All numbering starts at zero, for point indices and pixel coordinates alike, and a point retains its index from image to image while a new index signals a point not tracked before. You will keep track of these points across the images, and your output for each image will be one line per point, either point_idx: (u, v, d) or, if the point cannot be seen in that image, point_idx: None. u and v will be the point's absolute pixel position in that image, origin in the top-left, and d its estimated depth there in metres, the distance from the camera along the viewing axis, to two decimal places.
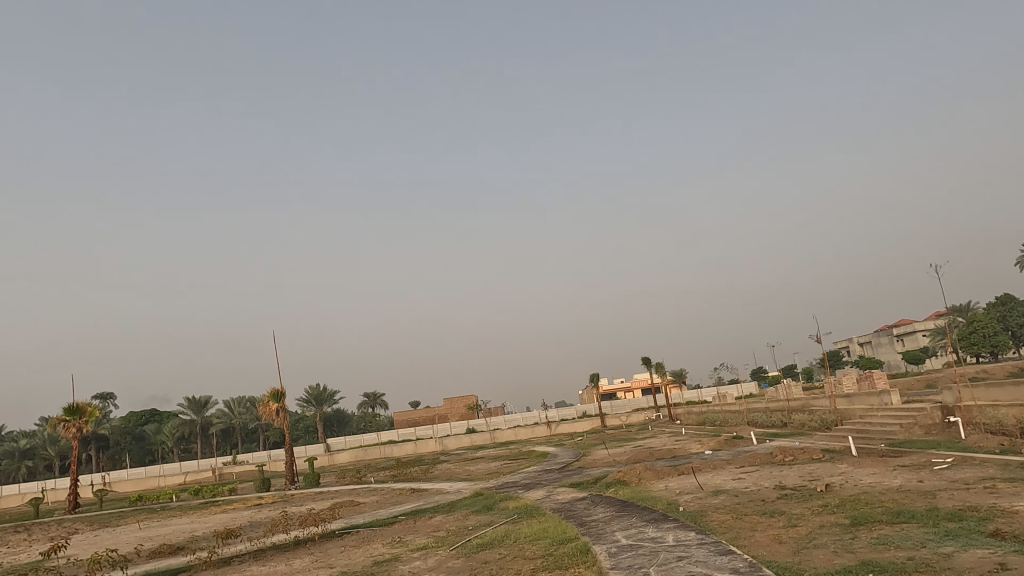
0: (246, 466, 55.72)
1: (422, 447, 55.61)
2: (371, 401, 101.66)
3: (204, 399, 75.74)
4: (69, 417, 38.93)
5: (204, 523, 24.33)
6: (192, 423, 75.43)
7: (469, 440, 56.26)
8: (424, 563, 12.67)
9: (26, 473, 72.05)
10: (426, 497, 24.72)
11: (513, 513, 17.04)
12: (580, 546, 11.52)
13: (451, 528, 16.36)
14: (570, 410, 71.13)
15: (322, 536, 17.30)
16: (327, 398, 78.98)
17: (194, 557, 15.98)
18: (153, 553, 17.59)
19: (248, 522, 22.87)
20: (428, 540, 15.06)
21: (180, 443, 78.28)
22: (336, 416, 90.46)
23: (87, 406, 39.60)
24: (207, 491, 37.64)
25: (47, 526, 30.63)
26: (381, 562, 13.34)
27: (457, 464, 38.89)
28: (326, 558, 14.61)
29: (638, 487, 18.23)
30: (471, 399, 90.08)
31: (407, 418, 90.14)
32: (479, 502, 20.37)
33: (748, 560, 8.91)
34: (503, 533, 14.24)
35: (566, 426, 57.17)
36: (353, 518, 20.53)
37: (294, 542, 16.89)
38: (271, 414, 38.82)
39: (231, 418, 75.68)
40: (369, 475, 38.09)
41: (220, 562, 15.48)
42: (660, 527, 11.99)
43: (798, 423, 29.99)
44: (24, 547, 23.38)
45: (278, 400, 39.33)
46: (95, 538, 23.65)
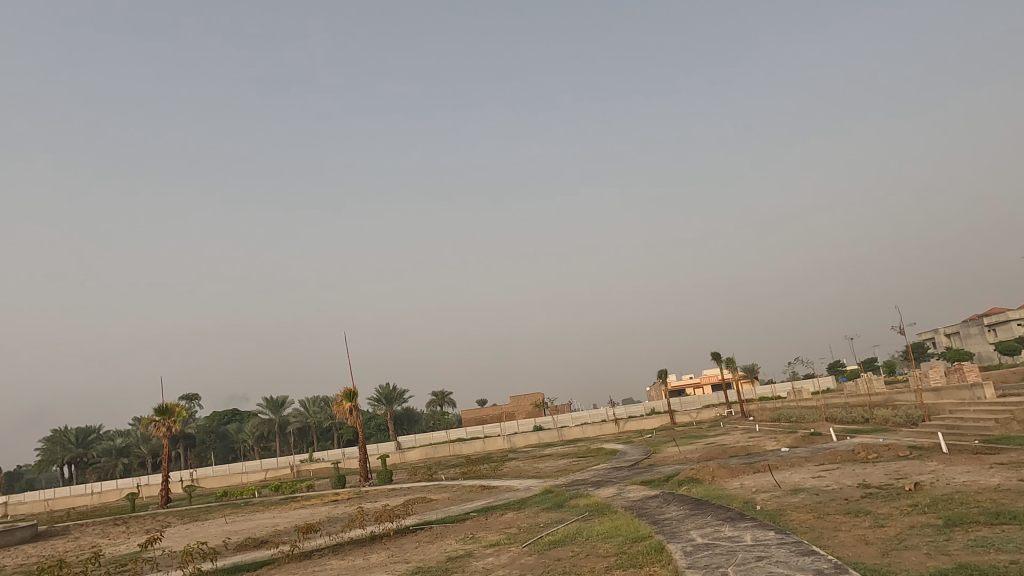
0: (322, 464, 57.69)
1: (491, 445, 56.16)
2: (440, 400, 103.44)
3: (281, 399, 78.78)
4: (160, 417, 41.27)
5: (285, 519, 25.30)
6: (271, 421, 78.61)
7: (537, 438, 56.31)
8: (497, 559, 12.77)
9: (123, 469, 77.17)
10: (497, 494, 24.91)
11: (584, 511, 16.94)
12: (653, 544, 11.35)
13: (523, 525, 16.45)
14: (638, 407, 70.28)
15: (397, 532, 17.69)
16: (397, 396, 80.73)
17: (277, 551, 16.62)
18: (240, 547, 18.42)
19: (327, 518, 23.67)
20: (500, 537, 15.16)
21: (260, 442, 81.73)
22: (406, 414, 92.44)
23: (175, 406, 41.83)
24: (287, 487, 39.13)
25: (142, 520, 32.59)
26: (455, 558, 13.51)
27: (526, 462, 39.01)
28: (401, 553, 14.94)
29: (712, 485, 17.84)
30: (538, 396, 90.22)
31: (475, 416, 91.16)
32: (550, 499, 20.36)
33: (833, 561, 8.58)
34: (575, 530, 14.21)
35: (635, 423, 56.52)
36: (426, 514, 20.94)
37: (371, 537, 17.34)
38: (345, 413, 39.96)
39: (307, 418, 78.33)
40: (440, 472, 38.79)
41: (302, 555, 16.07)
42: (737, 525, 11.69)
43: (882, 420, 28.55)
44: (123, 539, 24.95)
45: (351, 399, 40.45)
46: (186, 531, 25.01)
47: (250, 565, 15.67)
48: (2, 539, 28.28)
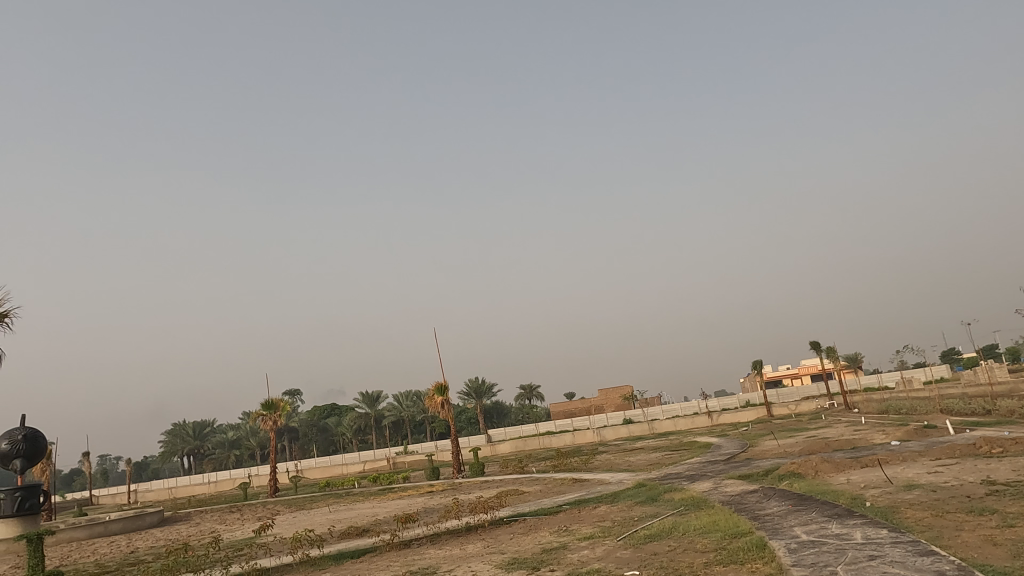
0: (417, 456, 59.38)
1: (580, 438, 56.01)
2: (528, 393, 104.18)
3: (376, 393, 81.72)
4: (266, 411, 43.80)
5: (384, 508, 26.27)
6: (367, 415, 81.76)
7: (627, 431, 55.65)
8: (592, 552, 12.73)
9: (235, 460, 82.69)
10: (589, 487, 24.86)
11: (679, 505, 16.60)
12: (755, 540, 10.99)
13: (617, 518, 16.31)
14: (732, 399, 68.13)
15: (491, 523, 18.01)
16: (486, 390, 81.92)
17: (378, 539, 17.29)
18: (344, 534, 19.30)
19: (424, 508, 24.40)
20: (594, 530, 15.08)
21: (358, 435, 85.16)
22: (495, 407, 93.74)
23: (279, 401, 44.23)
24: (384, 478, 40.59)
25: (254, 508, 34.74)
26: (550, 550, 13.58)
27: (616, 455, 38.58)
28: (497, 544, 15.18)
29: (816, 480, 17.06)
30: (627, 388, 89.17)
31: (564, 409, 91.18)
32: (643, 493, 20.10)
33: (956, 562, 8.00)
34: (671, 524, 13.96)
35: (729, 416, 54.81)
36: (519, 506, 21.14)
37: (466, 527, 17.73)
38: (436, 407, 41.01)
39: (401, 411, 80.86)
40: (530, 465, 39.06)
41: (402, 544, 16.63)
42: (845, 523, 11.11)
43: (1005, 411, 26.28)
44: (238, 526, 26.72)
45: (442, 393, 41.41)
46: (294, 519, 26.48)
47: (354, 552, 16.40)
48: (134, 524, 30.91)
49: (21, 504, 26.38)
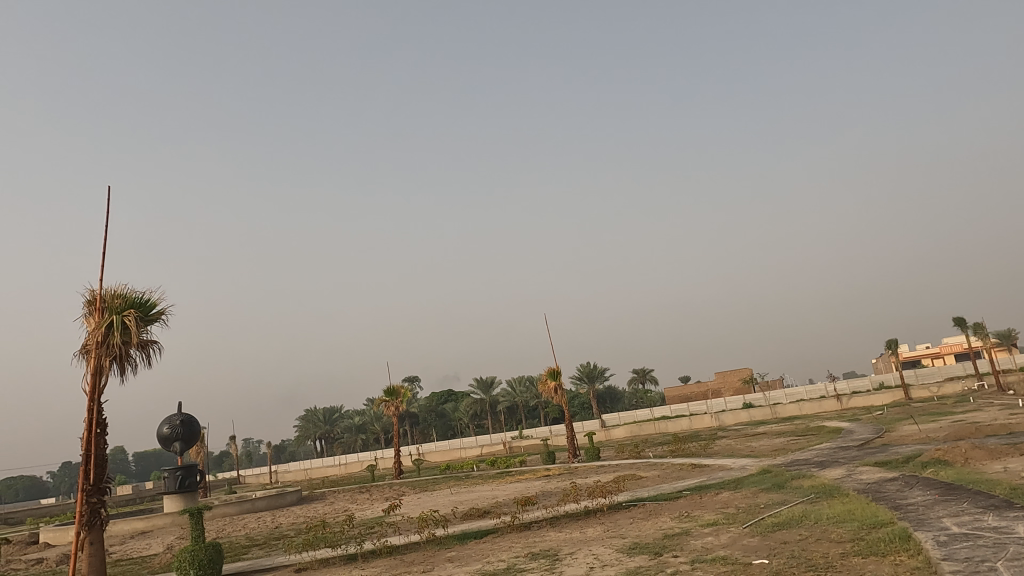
0: (532, 440, 60.25)
1: (698, 423, 54.56)
2: (641, 377, 102.72)
3: (490, 379, 83.57)
4: (388, 397, 46.00)
5: (503, 491, 26.91)
6: (482, 400, 83.83)
7: (748, 416, 53.56)
8: (717, 539, 12.40)
9: (362, 444, 87.69)
10: (710, 472, 24.17)
11: (809, 493, 15.81)
12: (897, 531, 10.26)
13: (742, 505, 15.75)
14: (864, 381, 63.81)
15: (610, 508, 17.97)
16: (598, 375, 81.52)
17: (500, 521, 17.74)
18: (467, 515, 19.99)
19: (542, 491, 24.75)
20: (718, 517, 14.68)
21: (475, 419, 87.52)
22: (608, 392, 93.18)
23: (400, 388, 46.26)
24: (501, 462, 41.53)
25: (382, 489, 36.67)
26: (672, 535, 13.37)
27: (737, 441, 37.19)
28: (616, 528, 15.13)
29: (966, 468, 15.65)
30: (746, 371, 85.70)
31: (680, 393, 89.16)
32: (768, 480, 19.25)
33: None
34: (801, 513, 13.32)
35: (860, 399, 51.40)
36: (638, 491, 20.96)
37: (585, 511, 17.82)
38: (550, 392, 41.28)
39: (514, 397, 82.18)
40: (647, 450, 38.50)
41: (523, 526, 16.97)
42: (1004, 515, 10.11)
43: None
44: (368, 505, 28.34)
45: (555, 378, 41.60)
46: (419, 500, 27.72)
47: (477, 533, 16.93)
48: (277, 502, 33.58)
49: (182, 482, 29.94)
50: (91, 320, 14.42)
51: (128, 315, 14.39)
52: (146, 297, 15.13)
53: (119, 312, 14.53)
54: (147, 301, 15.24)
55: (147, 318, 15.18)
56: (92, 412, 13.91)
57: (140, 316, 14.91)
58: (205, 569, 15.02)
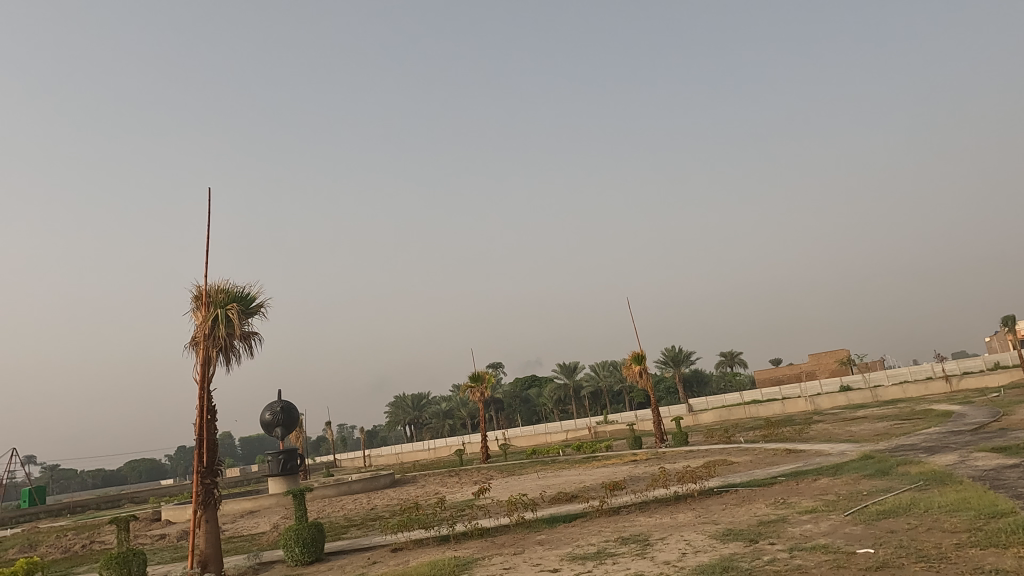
0: (618, 425, 59.83)
1: (791, 407, 52.53)
2: (730, 360, 99.80)
3: (573, 364, 83.45)
4: (474, 383, 46.79)
5: (591, 476, 26.87)
6: (566, 385, 83.91)
7: (846, 399, 51.04)
8: (816, 527, 11.91)
9: (450, 429, 89.78)
10: (806, 458, 23.19)
11: (917, 479, 14.90)
12: (1020, 522, 9.51)
13: (842, 492, 15.05)
14: (976, 361, 59.40)
15: (701, 493, 17.62)
16: (684, 358, 79.81)
17: (588, 505, 17.73)
18: (555, 499, 20.11)
19: (630, 476, 24.51)
20: (816, 504, 14.10)
21: (559, 404, 87.78)
22: (695, 375, 91.13)
23: (485, 373, 46.95)
24: (587, 446, 41.45)
25: (471, 473, 37.48)
26: (768, 522, 12.95)
27: (834, 425, 35.58)
28: (708, 514, 14.81)
29: None
30: (843, 352, 81.58)
31: (771, 376, 86.06)
32: (871, 466, 18.29)
33: None
34: (909, 500, 12.59)
35: (973, 380, 47.90)
36: (730, 476, 20.40)
37: (675, 496, 17.55)
38: (635, 375, 40.74)
39: (598, 381, 81.68)
40: (738, 435, 37.40)
41: (612, 510, 16.91)
42: None
43: None
44: (458, 488, 29.00)
45: (640, 362, 41.02)
46: (508, 484, 28.11)
47: (566, 517, 17.01)
48: (372, 484, 34.96)
49: (284, 465, 31.66)
50: (198, 314, 15.42)
51: (231, 308, 15.29)
52: (245, 291, 16.01)
53: (223, 306, 15.46)
54: (247, 295, 16.14)
55: (248, 311, 16.07)
56: (203, 400, 14.94)
57: (242, 309, 15.83)
58: (309, 548, 15.86)
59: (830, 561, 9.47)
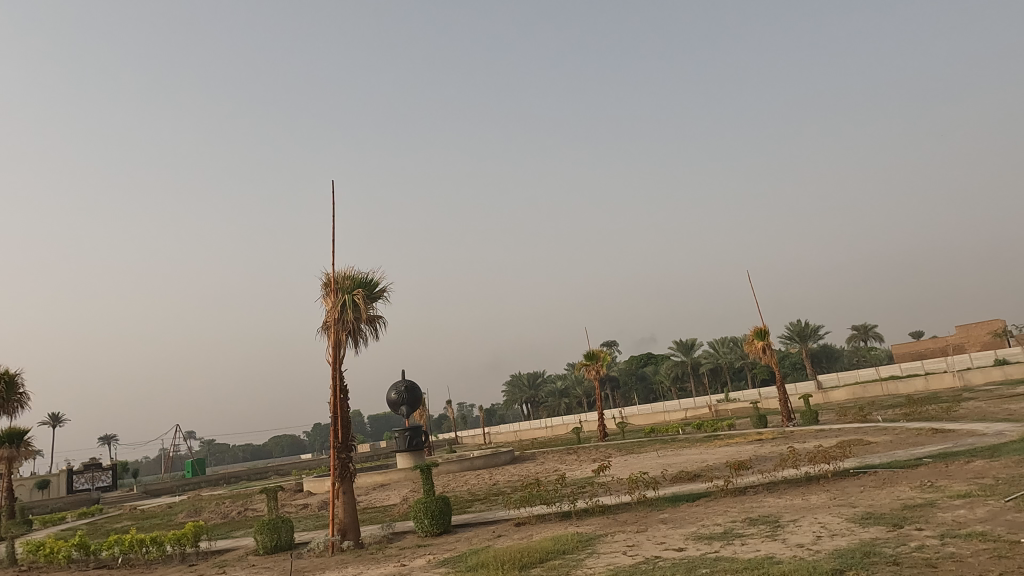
0: (740, 403, 57.73)
1: (936, 383, 48.30)
2: (864, 334, 93.09)
3: (690, 341, 81.18)
4: (589, 361, 46.73)
5: (713, 455, 26.14)
6: (684, 362, 81.84)
7: (1001, 373, 46.20)
8: (972, 513, 10.92)
9: (566, 407, 90.42)
10: (956, 438, 21.25)
11: None
12: None
13: (1001, 476, 13.67)
14: None
15: (836, 474, 16.67)
16: (811, 333, 75.38)
17: (712, 485, 17.28)
18: (677, 478, 19.76)
19: (757, 455, 23.61)
20: (971, 488, 12.90)
21: (677, 382, 85.82)
22: (824, 351, 85.92)
23: (599, 352, 46.78)
24: (708, 425, 40.29)
25: (589, 451, 37.59)
26: (913, 506, 12.04)
27: (989, 402, 32.38)
28: (845, 497, 14.00)
29: None
30: (998, 323, 73.68)
31: (911, 350, 79.43)
32: None
33: None
34: None
35: None
36: (867, 457, 19.14)
37: (806, 477, 16.72)
38: (758, 352, 38.99)
39: (718, 358, 78.91)
40: (875, 413, 34.88)
41: (738, 491, 16.39)
42: None
43: None
44: (577, 466, 29.23)
45: (763, 338, 39.20)
46: (628, 462, 27.96)
47: (689, 496, 16.68)
48: (493, 461, 35.99)
49: (410, 441, 33.28)
50: (328, 301, 16.42)
51: (357, 294, 16.15)
52: (369, 277, 16.85)
53: (349, 292, 16.36)
54: (371, 281, 16.98)
55: (373, 295, 16.91)
56: (335, 380, 15.95)
57: (367, 294, 16.69)
58: (437, 519, 16.62)
59: (990, 550, 8.66)
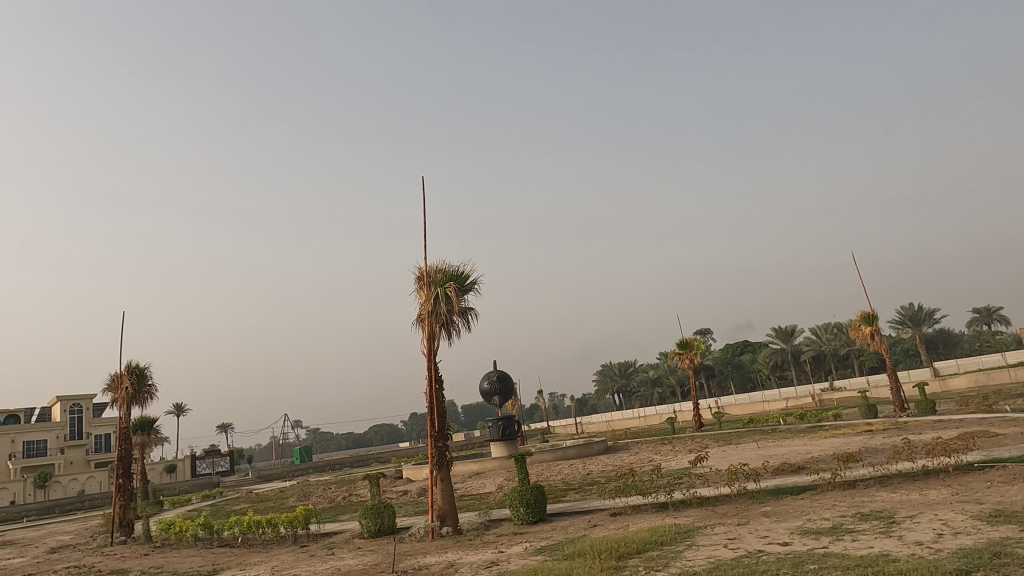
0: (846, 392, 54.72)
1: None
2: (987, 317, 85.75)
3: (790, 327, 77.62)
4: (682, 350, 45.62)
5: (819, 446, 24.92)
6: (784, 350, 78.38)
7: None
8: None
9: (659, 397, 88.85)
10: None
11: None
12: None
13: None
14: None
15: (958, 469, 15.50)
16: (925, 317, 70.20)
17: (818, 477, 16.49)
18: (779, 470, 19.02)
19: (867, 447, 22.30)
20: None
21: (776, 370, 82.38)
22: (941, 336, 79.86)
23: (693, 340, 45.56)
24: (812, 415, 38.45)
25: (684, 441, 36.77)
26: None
27: None
28: (969, 492, 12.98)
29: None
30: None
31: None
32: None
33: None
34: None
35: None
36: (993, 450, 17.65)
37: (924, 471, 15.66)
38: (865, 338, 36.75)
39: (821, 345, 74.99)
40: (1002, 403, 32.10)
41: (847, 484, 15.56)
42: None
43: None
44: (673, 457, 28.68)
45: (871, 323, 36.86)
46: (726, 453, 27.14)
47: (793, 488, 16.02)
48: (586, 450, 35.91)
49: (503, 430, 33.78)
50: (422, 293, 16.88)
51: (449, 287, 16.50)
52: (460, 270, 17.16)
53: (442, 284, 16.76)
54: (461, 273, 17.29)
55: (464, 287, 17.24)
56: (431, 370, 16.40)
57: (458, 287, 17.02)
58: (533, 508, 16.81)
59: None
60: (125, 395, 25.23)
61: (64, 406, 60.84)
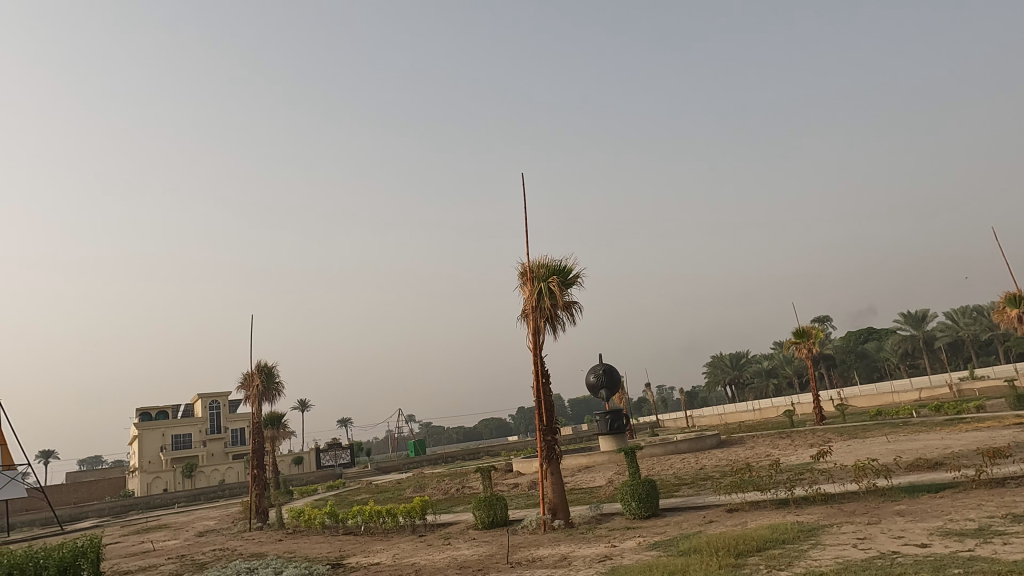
0: (990, 381, 49.90)
1: None
2: None
3: (921, 312, 71.73)
4: (799, 339, 43.26)
5: (959, 440, 22.90)
6: (914, 337, 72.55)
7: None
8: None
9: (775, 389, 84.81)
10: None
11: None
12: None
13: None
14: None
15: None
16: None
17: (959, 474, 15.14)
18: (913, 466, 17.65)
19: (1016, 442, 20.25)
20: None
21: (906, 359, 76.47)
22: None
23: (811, 329, 43.08)
24: (949, 407, 35.37)
25: (804, 435, 34.92)
26: None
27: None
28: None
29: None
30: None
31: None
32: None
33: None
34: None
35: None
36: None
37: None
38: (1011, 321, 33.32)
39: (958, 331, 68.80)
40: None
41: (993, 482, 14.21)
42: None
43: None
44: (792, 451, 27.31)
45: (1017, 305, 33.39)
46: (851, 447, 25.52)
47: (930, 486, 14.81)
48: (698, 444, 34.91)
49: (611, 424, 33.40)
50: (526, 289, 17.05)
51: (552, 281, 16.55)
52: (562, 264, 17.15)
53: (545, 280, 16.83)
54: (564, 267, 17.28)
55: (567, 282, 17.22)
56: (537, 365, 16.54)
57: (561, 281, 17.02)
58: (645, 502, 16.57)
59: None
60: (256, 392, 27.15)
61: (205, 402, 66.42)
